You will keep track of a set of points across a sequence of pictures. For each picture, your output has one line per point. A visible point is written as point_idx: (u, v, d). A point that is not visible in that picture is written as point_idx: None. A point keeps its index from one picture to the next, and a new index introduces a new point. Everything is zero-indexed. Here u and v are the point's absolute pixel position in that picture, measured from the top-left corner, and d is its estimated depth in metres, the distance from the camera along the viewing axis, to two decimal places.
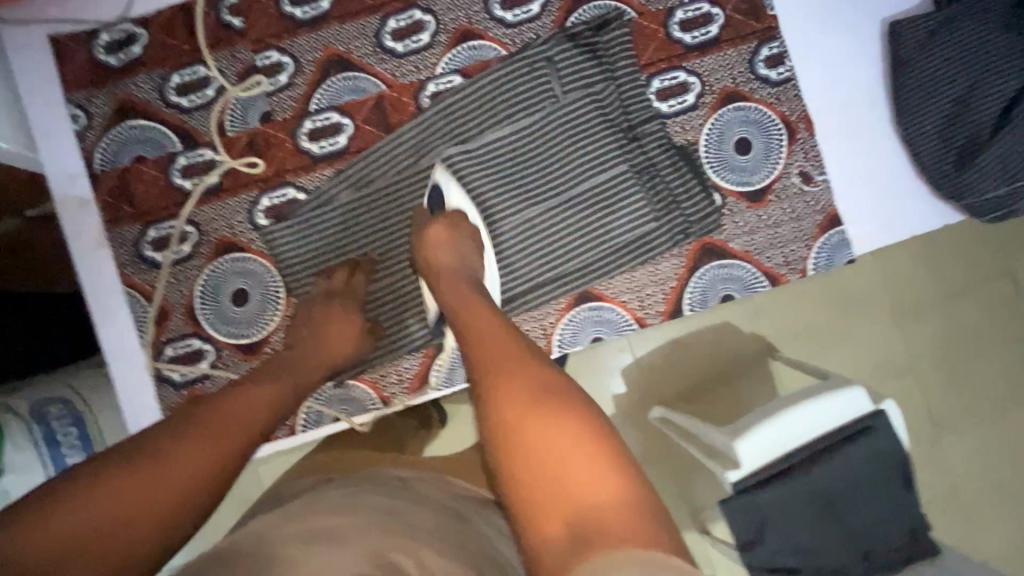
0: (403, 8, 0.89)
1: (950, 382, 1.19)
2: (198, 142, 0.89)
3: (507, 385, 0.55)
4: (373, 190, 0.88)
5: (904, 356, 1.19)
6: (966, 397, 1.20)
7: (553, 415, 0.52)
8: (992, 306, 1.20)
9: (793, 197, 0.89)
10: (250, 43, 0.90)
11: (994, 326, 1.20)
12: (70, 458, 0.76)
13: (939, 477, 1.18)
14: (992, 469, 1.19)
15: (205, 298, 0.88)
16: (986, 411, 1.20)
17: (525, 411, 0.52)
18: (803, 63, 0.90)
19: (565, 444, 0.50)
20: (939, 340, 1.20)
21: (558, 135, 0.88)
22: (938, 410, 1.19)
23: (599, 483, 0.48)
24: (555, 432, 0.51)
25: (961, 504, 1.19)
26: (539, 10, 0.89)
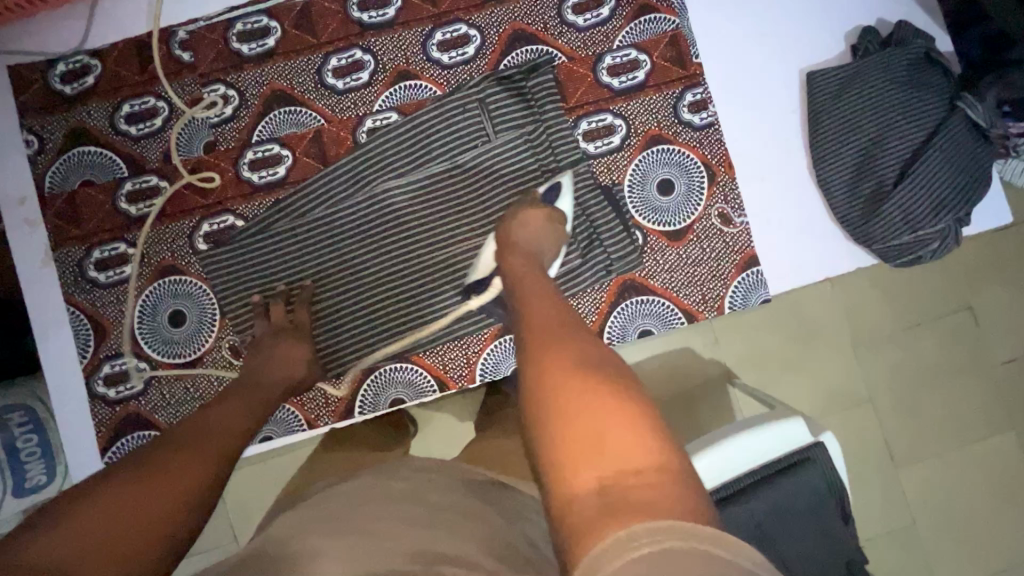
0: (345, 47, 0.94)
1: (900, 414, 1.20)
2: (143, 169, 0.93)
3: (555, 361, 0.55)
4: (308, 220, 0.92)
5: (849, 389, 1.20)
6: (914, 431, 1.20)
7: (605, 388, 0.51)
8: (944, 339, 1.21)
9: (712, 237, 0.92)
10: (198, 75, 0.94)
11: (946, 358, 1.21)
12: (27, 464, 0.87)
13: (888, 509, 1.18)
14: (941, 506, 1.19)
15: (144, 318, 0.92)
16: (938, 443, 1.20)
17: (584, 384, 0.52)
18: (726, 108, 0.94)
19: (608, 415, 0.49)
20: (891, 372, 1.21)
21: (488, 175, 0.92)
22: (889, 441, 1.20)
23: (643, 454, 0.47)
24: (604, 406, 0.50)
25: (914, 537, 1.18)
26: (473, 53, 0.94)
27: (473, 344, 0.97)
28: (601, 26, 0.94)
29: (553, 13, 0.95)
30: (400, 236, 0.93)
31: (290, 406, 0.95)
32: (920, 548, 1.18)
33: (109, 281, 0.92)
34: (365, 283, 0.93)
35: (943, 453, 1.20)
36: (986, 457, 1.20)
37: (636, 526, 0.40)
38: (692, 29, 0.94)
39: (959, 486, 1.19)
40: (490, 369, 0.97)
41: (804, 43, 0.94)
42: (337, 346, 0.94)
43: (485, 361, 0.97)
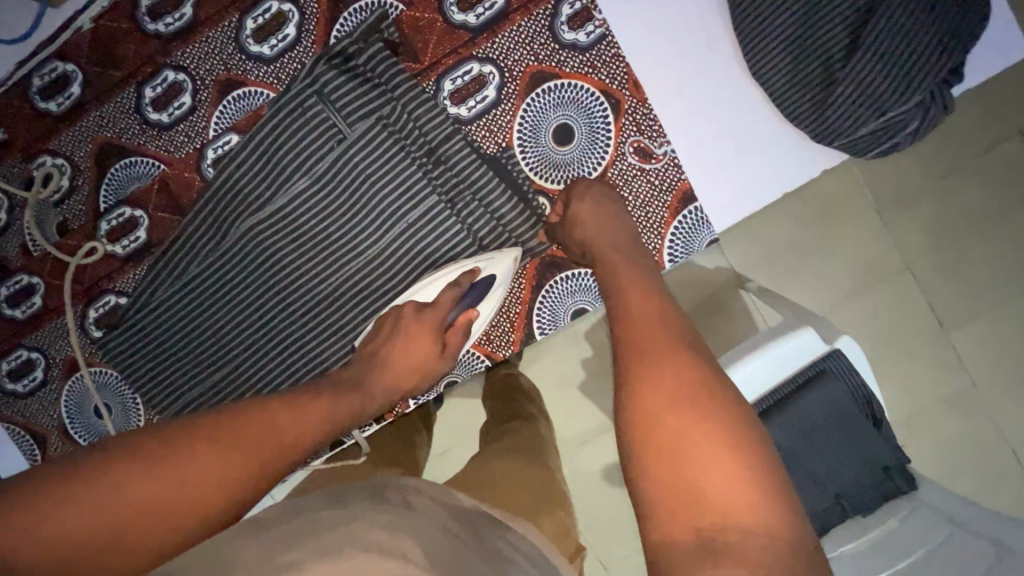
0: (154, 72, 0.79)
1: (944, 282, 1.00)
2: (11, 270, 0.86)
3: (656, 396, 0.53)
4: (187, 281, 0.84)
5: (875, 267, 1.00)
6: (968, 295, 1.00)
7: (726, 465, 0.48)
8: (988, 179, 0.96)
9: (633, 180, 0.76)
10: (19, 152, 0.83)
11: (993, 203, 0.97)
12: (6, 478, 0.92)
13: (947, 388, 1.01)
14: (1017, 368, 1.00)
15: (74, 417, 0.90)
16: (1000, 302, 0.99)
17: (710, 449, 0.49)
18: (615, 11, 0.73)
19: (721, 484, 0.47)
20: (922, 237, 0.99)
21: (356, 179, 0.78)
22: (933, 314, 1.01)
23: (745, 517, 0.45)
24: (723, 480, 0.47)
25: (986, 410, 1.01)
26: (295, 33, 0.77)
27: None
28: None
29: None
30: (287, 274, 0.83)
31: None
32: (998, 420, 1.01)
33: (27, 390, 0.90)
34: (266, 333, 0.85)
35: (1010, 309, 1.00)
36: None
37: None
38: None
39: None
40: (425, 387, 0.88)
41: None
42: None
43: None
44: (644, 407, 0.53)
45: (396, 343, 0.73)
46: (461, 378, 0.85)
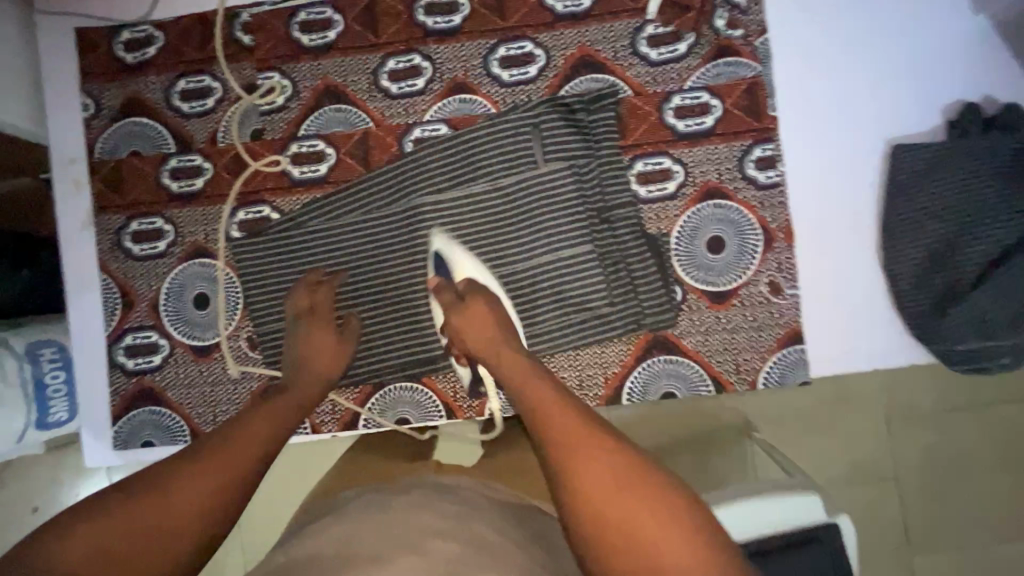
0: (405, 50, 0.91)
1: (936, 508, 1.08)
2: (190, 148, 0.93)
3: (584, 463, 0.56)
4: (341, 224, 0.91)
5: (879, 468, 1.08)
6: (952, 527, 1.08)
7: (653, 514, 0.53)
8: (1002, 435, 1.07)
9: (757, 305, 0.86)
10: (255, 60, 0.92)
11: (999, 456, 1.07)
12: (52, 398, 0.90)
13: None
14: None
15: (170, 297, 0.92)
16: (978, 548, 1.07)
17: (629, 493, 0.54)
18: (795, 169, 0.87)
19: (661, 531, 0.52)
20: (932, 460, 1.08)
21: (531, 203, 0.88)
22: (919, 533, 1.08)
23: (688, 558, 0.51)
24: (659, 524, 0.52)
25: None
26: (536, 73, 0.89)
27: None
28: (676, 62, 0.88)
29: (625, 42, 0.88)
30: (431, 255, 0.90)
31: None
32: None
33: (141, 254, 0.93)
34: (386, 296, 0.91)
35: (985, 557, 1.07)
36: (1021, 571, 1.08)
37: None
38: (774, 79, 0.87)
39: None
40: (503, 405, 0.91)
41: (900, 111, 0.86)
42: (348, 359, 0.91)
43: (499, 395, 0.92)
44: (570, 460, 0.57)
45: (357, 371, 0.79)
46: None
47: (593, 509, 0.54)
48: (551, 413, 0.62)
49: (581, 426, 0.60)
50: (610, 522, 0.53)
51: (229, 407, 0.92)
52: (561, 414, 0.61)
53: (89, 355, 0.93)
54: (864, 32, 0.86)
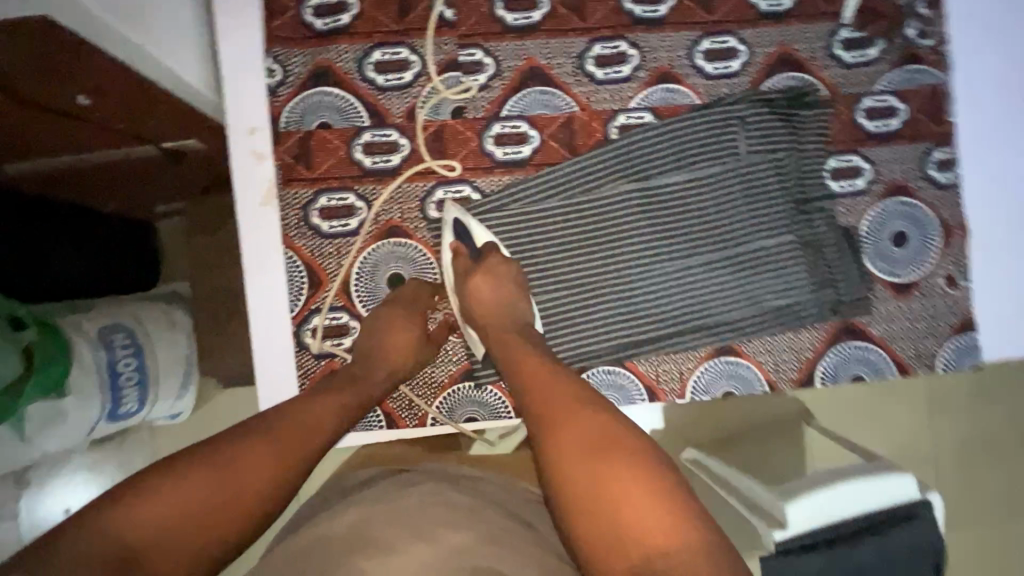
0: (611, 36, 0.91)
1: (967, 483, 1.30)
2: (386, 122, 0.89)
3: (566, 433, 0.62)
4: (544, 207, 0.90)
5: (917, 448, 1.30)
6: (982, 501, 1.30)
7: (631, 477, 0.58)
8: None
9: (936, 296, 0.93)
10: (457, 36, 0.90)
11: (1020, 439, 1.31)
12: (126, 385, 0.92)
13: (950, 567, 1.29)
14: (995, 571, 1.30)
15: (363, 277, 0.89)
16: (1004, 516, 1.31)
17: (593, 460, 0.59)
18: (971, 172, 0.94)
19: (634, 496, 0.57)
20: (965, 440, 1.30)
21: (736, 192, 0.91)
22: (957, 506, 1.30)
23: (662, 529, 0.54)
24: (632, 490, 0.57)
25: None
26: (738, 68, 0.92)
27: (689, 360, 0.92)
28: (867, 66, 0.93)
29: (821, 43, 0.93)
30: (637, 240, 0.90)
31: (498, 390, 0.90)
32: None
33: (331, 231, 0.88)
34: (590, 281, 0.90)
35: (1007, 523, 1.30)
36: None
37: None
38: (953, 85, 0.94)
39: (1013, 557, 1.31)
40: (702, 388, 0.92)
41: None
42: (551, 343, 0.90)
43: (699, 378, 0.92)
44: (566, 411, 0.64)
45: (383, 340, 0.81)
46: (740, 392, 0.92)
47: (569, 472, 0.59)
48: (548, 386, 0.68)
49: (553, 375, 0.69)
50: (588, 486, 0.58)
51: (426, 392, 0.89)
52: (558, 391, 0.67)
53: (160, 346, 0.97)
54: None
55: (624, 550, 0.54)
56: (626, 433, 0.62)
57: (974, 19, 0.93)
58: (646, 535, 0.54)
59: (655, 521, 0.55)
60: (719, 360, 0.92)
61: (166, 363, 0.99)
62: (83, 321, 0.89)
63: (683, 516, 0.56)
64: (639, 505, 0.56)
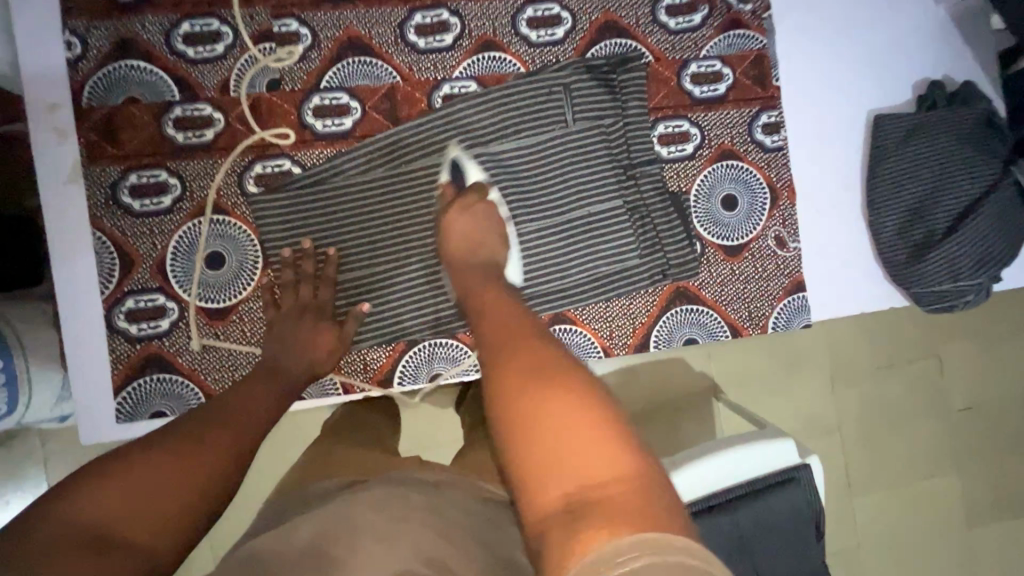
0: (432, 5, 0.90)
1: (866, 448, 1.30)
2: (198, 97, 0.86)
3: (513, 363, 0.58)
4: (367, 180, 0.88)
5: (820, 417, 1.29)
6: (878, 466, 1.31)
7: (572, 406, 0.52)
8: (916, 382, 1.32)
9: (766, 258, 0.94)
10: (270, 6, 0.87)
11: (914, 400, 1.32)
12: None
13: (847, 535, 1.29)
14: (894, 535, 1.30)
15: (178, 256, 0.86)
16: (899, 477, 1.31)
17: (531, 382, 0.55)
18: (796, 136, 0.96)
19: (569, 414, 0.51)
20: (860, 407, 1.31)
21: (562, 160, 0.90)
22: (856, 473, 1.30)
23: (604, 460, 0.48)
24: (572, 414, 0.51)
25: (867, 557, 1.29)
26: (563, 36, 0.92)
27: None
28: (692, 32, 0.94)
29: (645, 9, 0.93)
30: None
31: None
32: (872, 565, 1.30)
33: (143, 210, 0.85)
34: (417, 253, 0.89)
35: (904, 489, 1.31)
36: (932, 494, 1.32)
37: (604, 533, 0.42)
38: (778, 51, 0.95)
39: (909, 519, 1.31)
40: None
41: (884, 88, 0.97)
42: (376, 317, 0.89)
43: None
44: (506, 340, 0.62)
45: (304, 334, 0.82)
46: None
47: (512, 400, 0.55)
48: (494, 319, 0.66)
49: (512, 315, 0.67)
50: (533, 433, 0.52)
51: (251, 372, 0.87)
52: (512, 322, 0.65)
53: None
54: (849, 11, 0.96)
55: (560, 481, 0.48)
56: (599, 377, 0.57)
57: None
58: (583, 471, 0.48)
59: (598, 449, 0.49)
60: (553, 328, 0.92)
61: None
62: None
63: (625, 448, 0.50)
64: (586, 452, 0.49)
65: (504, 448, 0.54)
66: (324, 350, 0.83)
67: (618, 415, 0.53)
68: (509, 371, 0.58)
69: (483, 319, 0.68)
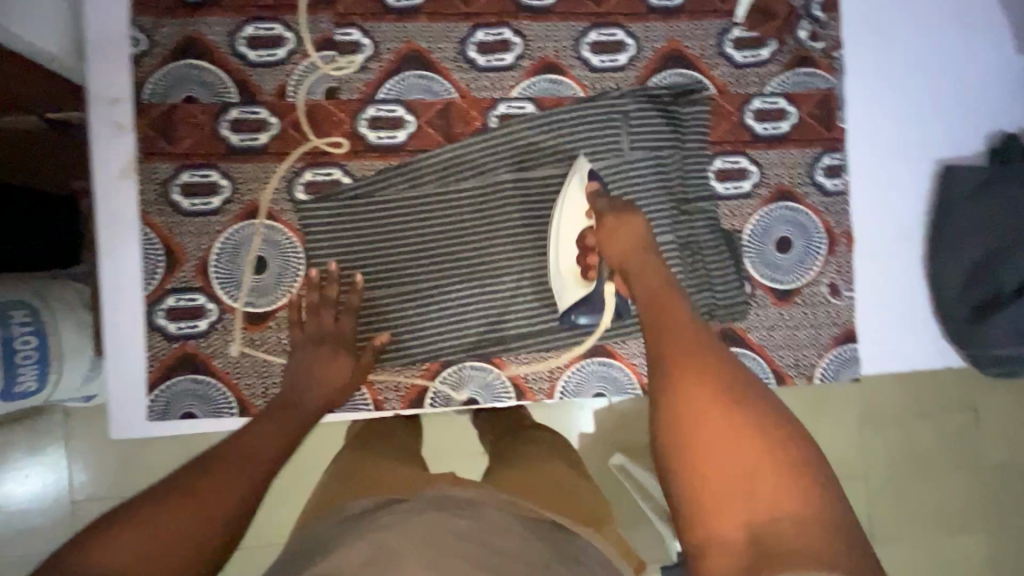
0: (495, 23, 0.88)
1: (896, 499, 1.25)
2: (255, 99, 0.86)
3: (689, 386, 0.62)
4: (417, 195, 0.87)
5: (848, 463, 1.23)
6: (907, 519, 1.25)
7: (757, 447, 0.56)
8: (951, 435, 1.26)
9: (817, 305, 0.91)
10: (334, 14, 0.87)
11: (947, 453, 1.26)
12: (23, 381, 0.78)
13: None
14: None
15: (222, 258, 0.85)
16: (929, 531, 1.25)
17: (714, 415, 0.59)
18: (859, 181, 0.92)
19: (750, 453, 0.55)
20: (893, 456, 1.25)
21: (615, 189, 0.88)
22: (882, 523, 1.25)
23: (785, 499, 0.52)
24: (755, 457, 0.55)
25: None
26: (625, 62, 0.90)
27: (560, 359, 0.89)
28: (758, 66, 0.91)
29: (711, 41, 0.91)
30: (511, 234, 0.88)
31: None
32: None
33: (192, 209, 0.85)
34: (460, 273, 0.88)
35: (932, 544, 1.25)
36: (962, 553, 1.26)
37: (789, 561, 0.46)
38: (846, 91, 0.92)
39: None
40: (572, 389, 0.89)
41: (954, 137, 0.93)
42: (412, 334, 0.88)
43: (569, 378, 0.89)
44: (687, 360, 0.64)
45: (315, 366, 0.80)
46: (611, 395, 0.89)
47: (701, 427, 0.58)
48: (669, 334, 0.68)
49: (692, 330, 0.68)
50: (714, 468, 0.56)
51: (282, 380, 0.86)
52: (689, 339, 0.67)
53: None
54: (922, 56, 0.92)
55: (740, 516, 0.52)
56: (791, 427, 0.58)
57: (868, 27, 0.92)
58: (771, 505, 0.52)
59: (786, 487, 0.53)
60: (592, 360, 0.89)
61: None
62: None
63: (792, 487, 0.53)
64: (781, 494, 0.52)
65: (679, 469, 0.58)
66: (335, 386, 0.80)
67: (795, 454, 0.56)
68: (689, 398, 0.61)
69: (660, 328, 0.69)
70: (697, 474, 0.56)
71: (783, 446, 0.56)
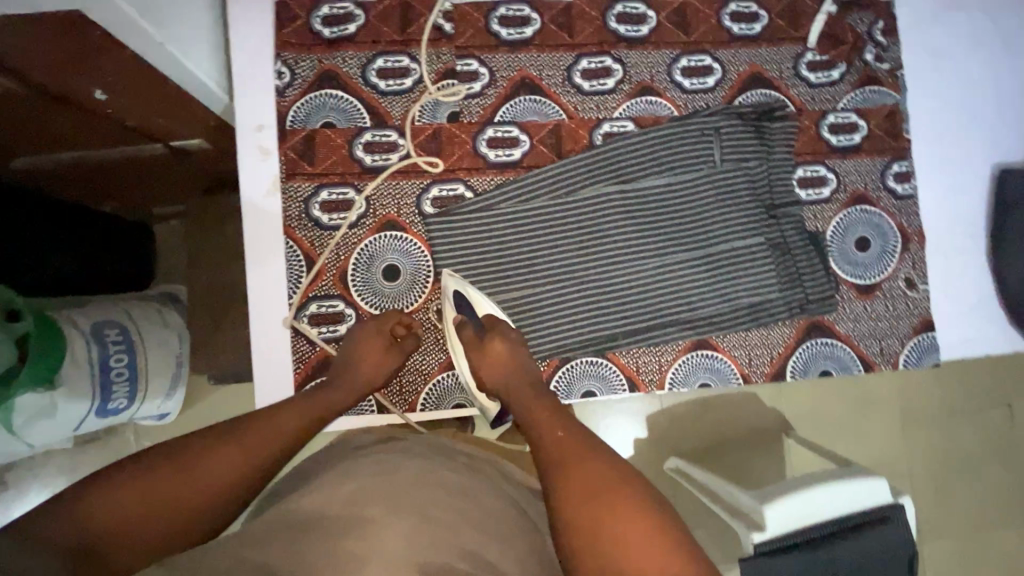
0: (598, 52, 0.99)
1: (964, 491, 1.25)
2: (386, 124, 0.95)
3: (573, 468, 0.64)
4: (534, 206, 0.95)
5: (894, 460, 1.25)
6: (972, 510, 1.25)
7: (617, 506, 0.60)
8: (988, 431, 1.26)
9: (897, 297, 1.00)
10: (455, 48, 0.97)
11: (988, 449, 1.26)
12: (116, 386, 0.93)
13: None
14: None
15: (359, 268, 0.93)
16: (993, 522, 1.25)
17: (587, 487, 0.62)
18: (925, 184, 1.02)
19: (626, 514, 0.59)
20: (951, 450, 1.26)
21: (711, 197, 0.97)
22: (948, 516, 1.25)
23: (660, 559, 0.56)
24: (626, 516, 0.59)
25: None
26: (713, 84, 1.00)
27: (668, 353, 0.97)
28: (830, 86, 1.02)
29: (788, 64, 1.02)
30: (620, 238, 0.96)
31: None
32: None
33: (331, 223, 0.93)
34: (576, 276, 0.95)
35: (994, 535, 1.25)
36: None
37: None
38: (909, 105, 1.03)
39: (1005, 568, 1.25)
40: (681, 380, 0.98)
41: (1011, 143, 1.03)
42: (534, 332, 0.95)
43: (677, 370, 0.98)
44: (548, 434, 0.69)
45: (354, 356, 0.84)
46: (716, 385, 0.97)
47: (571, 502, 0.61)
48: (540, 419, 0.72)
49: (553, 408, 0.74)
50: (600, 531, 0.58)
51: (417, 378, 0.93)
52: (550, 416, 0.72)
53: (152, 345, 0.98)
54: (976, 73, 1.03)
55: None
56: (618, 482, 0.62)
57: (925, 50, 1.03)
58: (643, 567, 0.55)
59: (647, 546, 0.57)
60: (695, 353, 0.98)
61: (158, 364, 0.99)
62: (76, 316, 0.90)
63: (675, 548, 0.57)
64: (650, 554, 0.56)
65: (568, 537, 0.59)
66: (374, 365, 0.84)
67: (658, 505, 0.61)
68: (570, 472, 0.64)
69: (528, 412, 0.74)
70: (574, 521, 0.60)
71: (634, 494, 0.61)
